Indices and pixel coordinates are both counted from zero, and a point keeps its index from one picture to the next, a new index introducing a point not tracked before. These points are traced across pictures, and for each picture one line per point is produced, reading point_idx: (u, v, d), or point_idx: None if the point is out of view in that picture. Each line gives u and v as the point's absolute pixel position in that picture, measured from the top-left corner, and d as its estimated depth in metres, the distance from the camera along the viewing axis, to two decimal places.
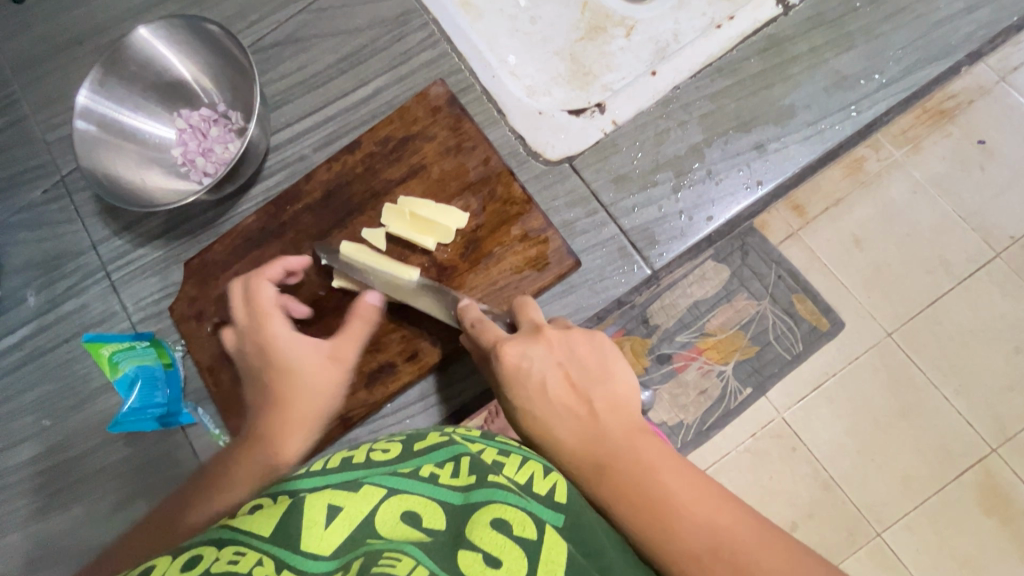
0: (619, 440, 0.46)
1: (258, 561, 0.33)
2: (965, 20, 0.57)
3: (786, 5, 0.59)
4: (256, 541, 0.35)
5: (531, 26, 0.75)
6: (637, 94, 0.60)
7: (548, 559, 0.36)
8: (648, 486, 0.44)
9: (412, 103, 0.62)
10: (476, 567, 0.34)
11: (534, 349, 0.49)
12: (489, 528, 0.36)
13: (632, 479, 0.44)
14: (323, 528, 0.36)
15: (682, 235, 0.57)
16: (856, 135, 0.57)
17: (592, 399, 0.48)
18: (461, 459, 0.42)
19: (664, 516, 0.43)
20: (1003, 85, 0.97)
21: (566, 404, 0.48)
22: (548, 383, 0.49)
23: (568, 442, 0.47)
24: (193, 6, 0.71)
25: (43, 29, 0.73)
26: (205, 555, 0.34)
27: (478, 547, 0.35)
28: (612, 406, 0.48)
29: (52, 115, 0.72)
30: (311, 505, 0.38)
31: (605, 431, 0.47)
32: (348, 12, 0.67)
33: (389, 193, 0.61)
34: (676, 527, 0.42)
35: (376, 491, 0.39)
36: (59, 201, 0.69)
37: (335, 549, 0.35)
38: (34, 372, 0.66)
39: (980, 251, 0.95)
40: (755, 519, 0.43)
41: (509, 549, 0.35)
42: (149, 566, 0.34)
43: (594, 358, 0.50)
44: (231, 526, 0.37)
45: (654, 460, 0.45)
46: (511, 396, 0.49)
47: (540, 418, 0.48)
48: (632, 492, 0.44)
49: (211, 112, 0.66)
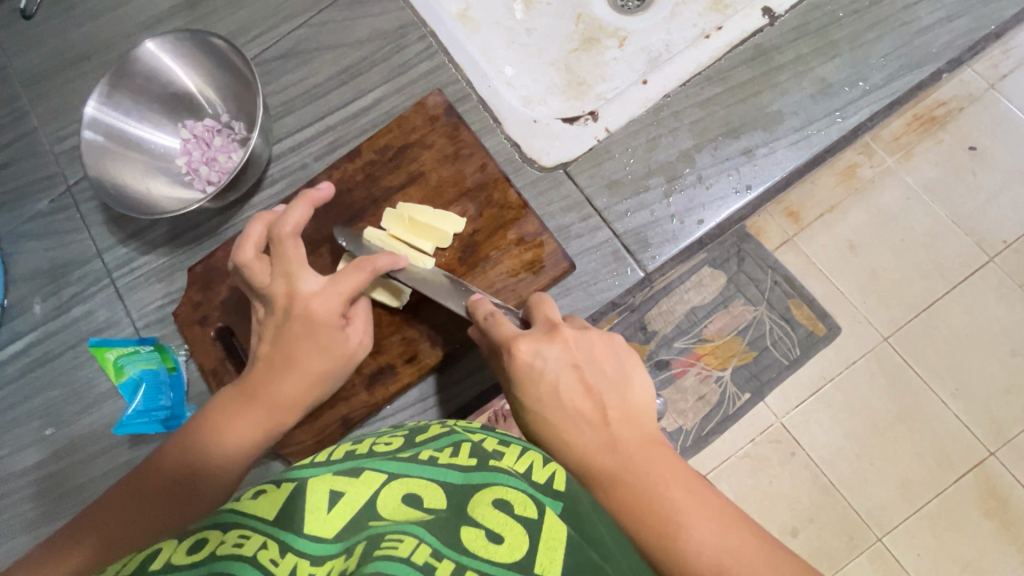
0: (632, 451, 0.46)
1: (263, 545, 0.35)
2: (945, 28, 0.59)
3: (772, 15, 0.61)
4: (262, 526, 0.36)
5: (527, 38, 0.77)
6: (629, 102, 0.62)
7: (547, 539, 0.36)
8: (657, 500, 0.43)
9: (410, 112, 0.64)
10: (478, 542, 0.35)
11: (548, 349, 0.50)
12: (490, 507, 0.37)
13: (638, 491, 0.44)
14: (326, 513, 0.37)
15: (675, 238, 0.58)
16: (843, 140, 0.59)
17: (606, 406, 0.48)
18: (461, 445, 0.43)
19: (669, 528, 0.42)
20: (992, 92, 0.99)
21: (579, 408, 0.48)
22: (560, 385, 0.49)
23: (578, 448, 0.47)
24: (197, 21, 0.73)
25: (51, 44, 0.75)
26: (212, 539, 0.35)
27: (480, 523, 0.36)
28: (628, 416, 0.48)
29: (59, 127, 0.73)
30: (314, 492, 0.39)
31: (618, 440, 0.47)
32: (349, 26, 0.69)
33: (389, 200, 0.63)
34: (683, 542, 0.42)
35: (378, 477, 0.40)
36: (66, 211, 0.71)
37: (339, 531, 0.36)
38: (40, 378, 0.68)
39: (973, 255, 0.97)
40: (766, 545, 0.42)
41: (511, 528, 0.36)
42: (156, 548, 0.35)
43: (612, 364, 0.50)
44: (235, 509, 0.38)
45: (665, 474, 0.45)
46: (522, 394, 0.50)
47: (550, 418, 0.49)
48: (639, 506, 0.44)
49: (215, 122, 0.68)
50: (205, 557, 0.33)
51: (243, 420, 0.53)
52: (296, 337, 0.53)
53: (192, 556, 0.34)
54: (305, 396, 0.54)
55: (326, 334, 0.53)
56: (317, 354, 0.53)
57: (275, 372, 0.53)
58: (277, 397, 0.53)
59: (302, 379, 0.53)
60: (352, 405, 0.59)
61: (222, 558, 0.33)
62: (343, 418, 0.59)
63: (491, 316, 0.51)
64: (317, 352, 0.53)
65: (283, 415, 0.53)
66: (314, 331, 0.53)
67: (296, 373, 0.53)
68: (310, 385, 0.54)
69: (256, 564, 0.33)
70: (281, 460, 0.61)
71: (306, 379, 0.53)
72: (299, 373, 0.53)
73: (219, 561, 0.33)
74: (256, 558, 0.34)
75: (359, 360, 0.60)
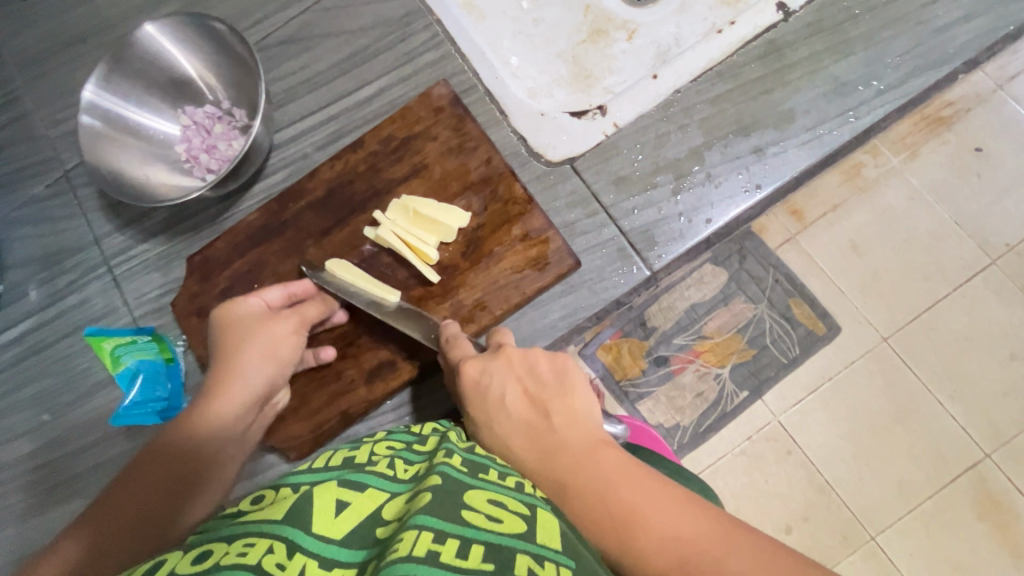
0: (577, 456, 0.42)
1: (269, 549, 0.33)
2: (963, 28, 0.58)
3: (787, 11, 0.60)
4: (263, 532, 0.34)
5: (533, 28, 0.76)
6: (638, 97, 0.60)
7: (544, 524, 0.35)
8: (608, 501, 0.39)
9: (415, 103, 0.63)
10: (480, 519, 0.34)
11: (494, 365, 0.49)
12: (484, 499, 0.36)
13: (588, 497, 0.40)
14: (332, 516, 0.36)
15: (682, 237, 0.57)
16: (854, 140, 0.58)
17: (551, 411, 0.46)
18: (453, 451, 0.41)
19: (625, 529, 0.38)
20: (1001, 93, 0.98)
21: (525, 416, 0.46)
22: (505, 395, 0.48)
23: (525, 457, 0.44)
24: (198, 3, 0.71)
25: (47, 25, 0.73)
26: (217, 550, 0.34)
27: (478, 507, 0.35)
28: (574, 419, 0.45)
29: (56, 111, 0.72)
30: (315, 495, 0.37)
31: (563, 446, 0.43)
32: (353, 12, 0.67)
33: (392, 192, 0.61)
34: (639, 542, 0.37)
35: (379, 495, 0.39)
36: (62, 196, 0.69)
37: (347, 535, 0.35)
38: (35, 366, 0.67)
39: (976, 258, 0.96)
40: (728, 531, 0.37)
41: (508, 515, 0.35)
42: (161, 560, 0.34)
43: (557, 373, 0.49)
44: (235, 523, 0.37)
45: (613, 473, 0.41)
46: (473, 415, 0.48)
47: (498, 430, 0.46)
48: (590, 515, 0.39)
49: (216, 109, 0.67)
50: (210, 566, 0.32)
51: (214, 375, 0.52)
52: (238, 329, 0.53)
53: (199, 565, 0.33)
54: (251, 381, 0.52)
55: (259, 321, 0.54)
56: (254, 334, 0.53)
57: (223, 361, 0.52)
58: (238, 354, 0.52)
59: (247, 357, 0.52)
60: (352, 400, 0.59)
61: (227, 567, 0.32)
62: (342, 413, 0.59)
63: (448, 337, 0.53)
64: (247, 302, 0.55)
65: (245, 376, 0.52)
66: (248, 325, 0.54)
67: (238, 358, 0.52)
68: (253, 365, 0.52)
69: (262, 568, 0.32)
70: (279, 453, 0.60)
71: (250, 360, 0.52)
72: (234, 354, 0.52)
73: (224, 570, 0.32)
74: (261, 564, 0.32)
75: (359, 355, 0.59)
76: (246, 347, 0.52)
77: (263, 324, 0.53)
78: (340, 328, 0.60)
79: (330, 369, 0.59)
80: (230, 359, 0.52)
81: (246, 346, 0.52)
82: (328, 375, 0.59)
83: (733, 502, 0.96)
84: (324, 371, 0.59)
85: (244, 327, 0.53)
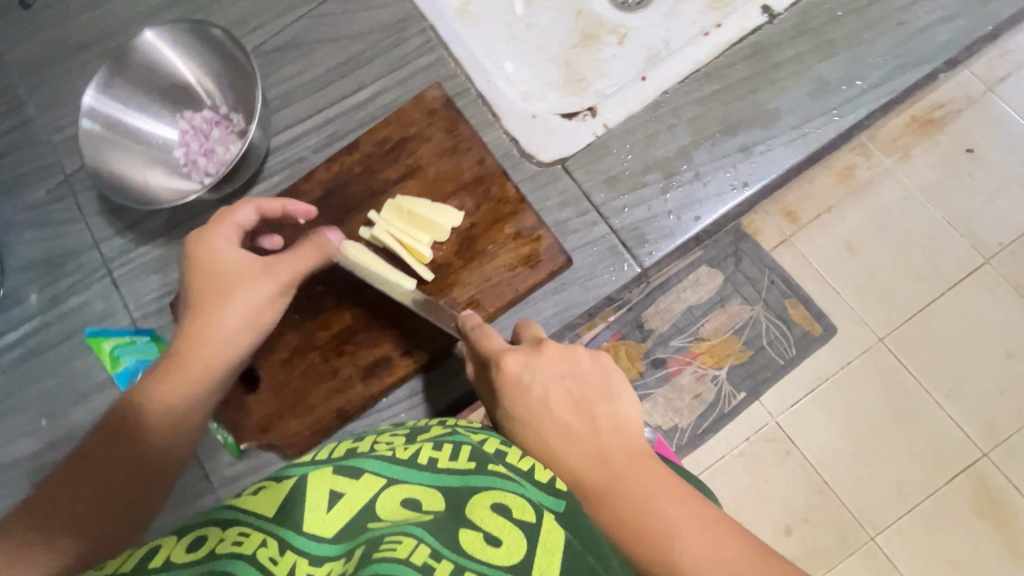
0: (623, 462, 0.44)
1: (263, 542, 0.34)
2: (943, 28, 0.59)
3: (772, 13, 0.61)
4: (259, 523, 0.36)
5: (526, 33, 0.77)
6: (628, 99, 0.62)
7: (547, 542, 0.36)
8: (650, 510, 0.41)
9: (410, 105, 0.64)
10: (477, 543, 0.34)
11: (536, 362, 0.50)
12: (489, 510, 0.37)
13: (631, 501, 0.42)
14: (325, 511, 0.36)
15: (672, 234, 0.58)
16: (840, 138, 0.59)
17: (595, 416, 0.47)
18: (461, 446, 0.42)
19: (665, 538, 0.40)
20: (990, 95, 1.00)
21: (569, 418, 0.48)
22: (547, 395, 0.49)
23: (567, 458, 0.45)
24: (198, 11, 0.73)
25: (50, 33, 0.75)
26: (212, 536, 0.35)
27: (479, 526, 0.36)
28: (618, 426, 0.47)
29: (57, 117, 0.73)
30: (312, 488, 0.38)
31: (607, 451, 0.45)
32: (349, 19, 0.69)
33: (387, 192, 0.63)
34: (676, 552, 0.39)
35: (376, 481, 0.39)
36: (63, 201, 0.71)
37: (338, 532, 0.35)
38: (35, 368, 0.68)
39: (969, 258, 0.97)
40: (766, 557, 0.39)
41: (509, 530, 0.36)
42: (157, 544, 0.35)
43: (601, 378, 0.50)
44: (234, 505, 0.38)
45: (655, 484, 0.43)
46: (509, 408, 0.49)
47: (539, 428, 0.48)
48: (631, 519, 0.41)
49: (214, 114, 0.68)
50: (203, 554, 0.33)
51: (195, 332, 0.53)
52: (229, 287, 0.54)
53: (192, 553, 0.34)
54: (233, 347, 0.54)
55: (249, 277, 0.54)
56: (244, 296, 0.54)
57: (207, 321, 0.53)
58: (225, 314, 0.53)
59: (233, 322, 0.53)
60: (348, 396, 0.60)
61: (218, 557, 0.33)
62: (339, 410, 0.59)
63: (478, 327, 0.53)
64: (234, 256, 0.55)
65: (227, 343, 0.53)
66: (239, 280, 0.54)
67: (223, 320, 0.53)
68: (237, 334, 0.54)
69: (255, 561, 0.33)
70: (276, 451, 0.61)
71: (234, 324, 0.53)
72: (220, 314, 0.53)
73: (219, 559, 0.33)
74: (255, 556, 0.33)
75: (356, 352, 0.60)
76: (235, 311, 0.54)
77: (254, 283, 0.54)
78: (338, 325, 0.61)
79: (327, 366, 0.60)
80: (217, 321, 0.53)
81: (235, 310, 0.54)
82: (326, 373, 0.60)
83: (732, 503, 0.96)
84: (321, 368, 0.60)
85: (233, 280, 0.54)
